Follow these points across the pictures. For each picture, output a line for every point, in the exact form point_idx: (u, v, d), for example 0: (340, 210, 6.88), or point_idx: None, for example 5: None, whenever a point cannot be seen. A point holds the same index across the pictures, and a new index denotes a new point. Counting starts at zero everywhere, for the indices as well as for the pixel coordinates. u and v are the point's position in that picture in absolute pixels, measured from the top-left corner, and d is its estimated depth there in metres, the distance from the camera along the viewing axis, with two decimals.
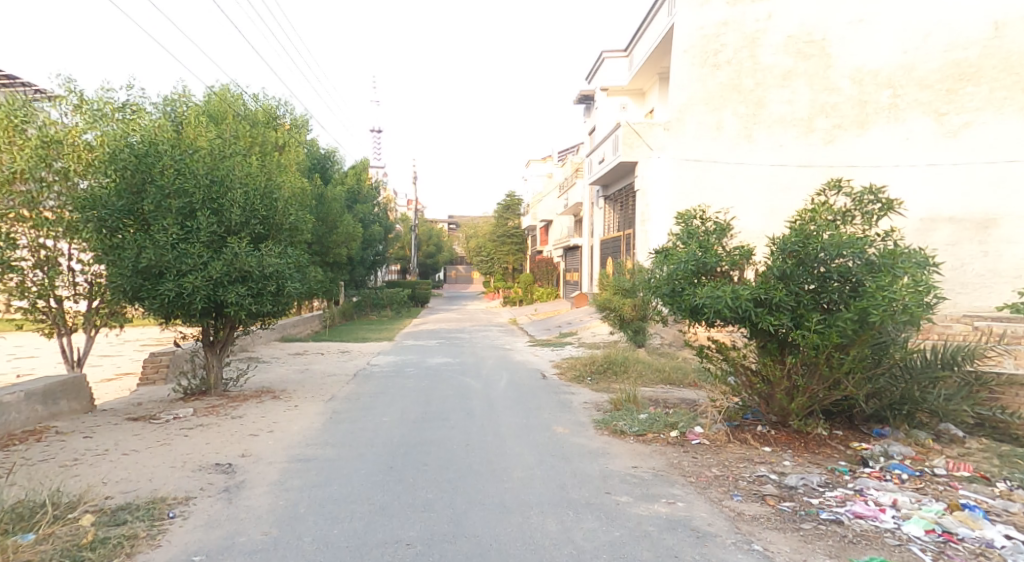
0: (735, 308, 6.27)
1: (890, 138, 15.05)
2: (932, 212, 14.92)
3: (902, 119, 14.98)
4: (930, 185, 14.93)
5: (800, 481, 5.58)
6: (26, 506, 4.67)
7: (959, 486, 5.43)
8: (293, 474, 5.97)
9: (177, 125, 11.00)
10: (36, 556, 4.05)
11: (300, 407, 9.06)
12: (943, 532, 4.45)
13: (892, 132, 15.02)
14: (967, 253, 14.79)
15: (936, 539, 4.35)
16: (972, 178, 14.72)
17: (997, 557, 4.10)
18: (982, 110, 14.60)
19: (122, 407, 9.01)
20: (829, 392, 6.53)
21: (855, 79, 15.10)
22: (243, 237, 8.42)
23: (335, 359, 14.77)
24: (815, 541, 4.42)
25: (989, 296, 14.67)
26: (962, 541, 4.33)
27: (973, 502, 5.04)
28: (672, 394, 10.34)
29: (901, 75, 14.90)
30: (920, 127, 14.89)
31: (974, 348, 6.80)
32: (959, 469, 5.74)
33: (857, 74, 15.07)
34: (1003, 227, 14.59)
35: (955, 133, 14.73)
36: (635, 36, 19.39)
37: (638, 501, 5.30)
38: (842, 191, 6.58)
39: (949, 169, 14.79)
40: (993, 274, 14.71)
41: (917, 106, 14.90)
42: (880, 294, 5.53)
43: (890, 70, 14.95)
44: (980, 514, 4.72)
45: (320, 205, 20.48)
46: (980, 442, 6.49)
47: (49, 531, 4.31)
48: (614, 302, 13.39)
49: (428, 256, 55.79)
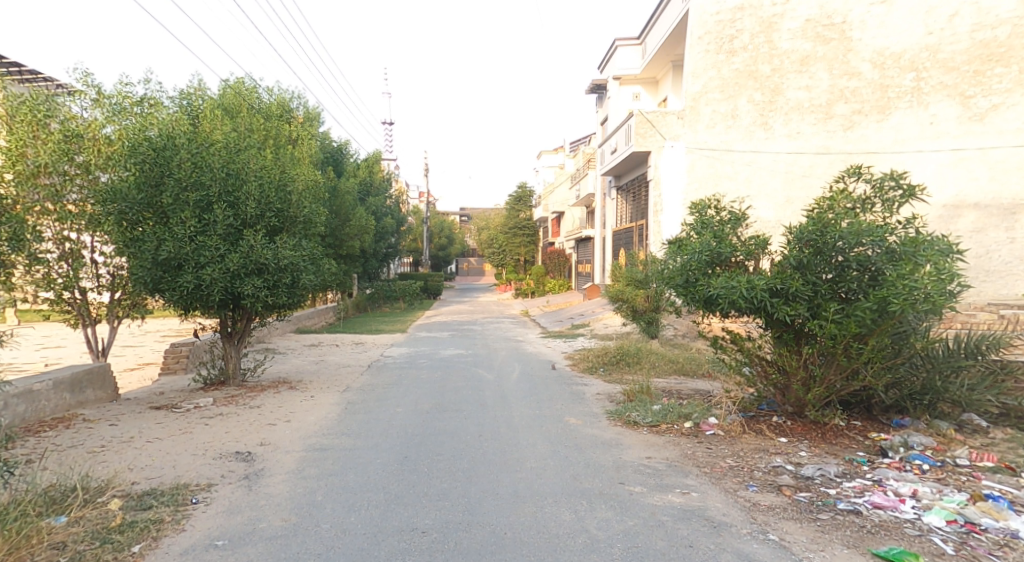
0: (750, 299, 6.24)
1: (913, 123, 14.85)
2: (956, 198, 14.74)
3: (926, 103, 14.74)
4: (955, 171, 14.73)
5: (816, 472, 5.55)
6: (57, 490, 4.76)
7: (983, 477, 5.37)
8: (310, 462, 6.04)
9: (193, 118, 11.06)
10: (68, 538, 4.14)
11: (316, 397, 9.14)
12: (965, 523, 4.41)
13: (915, 117, 14.82)
14: (993, 240, 14.58)
15: (957, 530, 4.31)
16: (999, 163, 14.50)
17: (1021, 548, 4.05)
18: (1010, 92, 14.34)
19: (145, 396, 9.14)
20: (847, 382, 6.47)
21: (876, 63, 14.85)
22: (259, 229, 8.49)
23: (350, 351, 14.92)
24: (833, 531, 4.40)
25: (1017, 283, 14.44)
26: (986, 532, 4.29)
27: (997, 493, 4.98)
28: (685, 385, 10.32)
29: (926, 57, 14.64)
30: (945, 110, 14.64)
31: (998, 337, 6.72)
32: (982, 459, 5.67)
33: (878, 57, 14.82)
34: None
35: (982, 117, 14.49)
36: (647, 24, 19.16)
37: (652, 491, 5.29)
38: (862, 178, 6.48)
39: (975, 154, 14.57)
40: (1020, 261, 14.49)
41: (940, 90, 14.65)
42: (901, 282, 5.45)
43: (914, 53, 14.68)
44: (1005, 505, 4.66)
45: (333, 198, 20.60)
46: (1005, 433, 6.42)
47: (80, 514, 4.40)
48: (626, 293, 13.32)
49: (440, 248, 55.94)
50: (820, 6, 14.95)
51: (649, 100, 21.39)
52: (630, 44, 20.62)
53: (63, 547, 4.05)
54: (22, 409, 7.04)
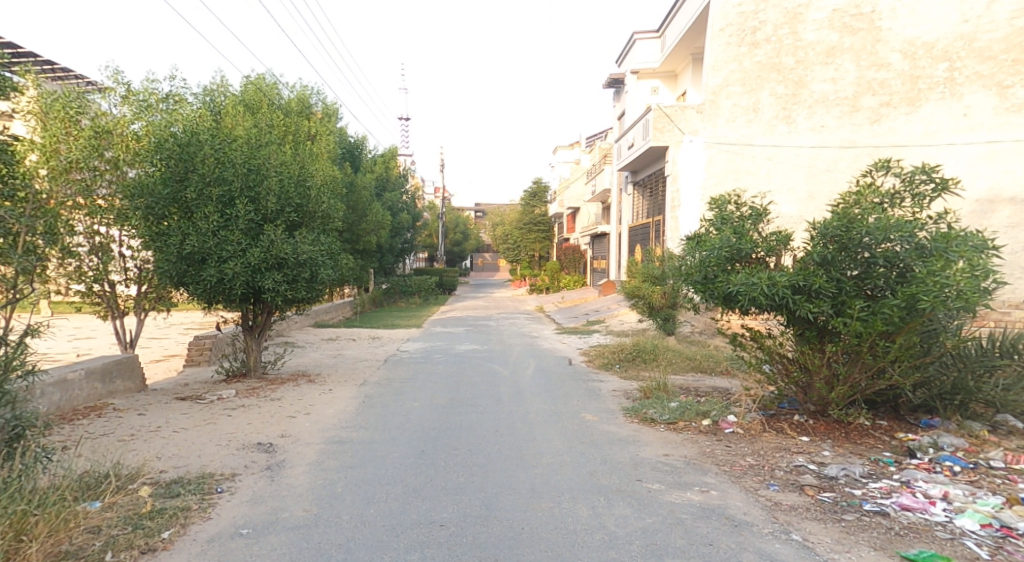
0: (771, 296, 6.16)
1: (945, 114, 14.51)
2: (989, 193, 14.42)
3: (959, 94, 14.38)
4: (989, 164, 14.40)
5: (841, 472, 5.45)
6: (92, 476, 4.82)
7: (1018, 480, 5.22)
8: (329, 454, 6.05)
9: (216, 115, 11.14)
10: (102, 522, 4.19)
11: (334, 391, 9.18)
12: (1000, 527, 4.29)
13: (947, 109, 14.47)
14: None
15: (993, 534, 4.19)
16: None
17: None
18: None
19: (170, 388, 9.23)
20: (872, 381, 6.33)
21: (906, 54, 14.56)
22: (280, 224, 8.52)
23: (366, 345, 14.96)
24: (859, 532, 4.31)
25: None
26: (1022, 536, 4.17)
27: None
28: (703, 382, 10.22)
29: (960, 47, 14.29)
30: (980, 101, 14.29)
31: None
32: (1018, 462, 5.53)
33: (909, 47, 14.51)
34: None
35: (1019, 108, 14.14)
36: (667, 17, 18.96)
37: (671, 489, 5.23)
38: (891, 172, 6.34)
39: (1011, 146, 14.23)
40: None
41: (975, 80, 14.28)
42: (932, 279, 5.32)
43: (947, 42, 14.34)
44: None
45: (351, 193, 20.68)
46: None
47: (114, 500, 4.43)
48: (643, 289, 13.18)
49: (455, 244, 56.05)
50: None
51: (668, 94, 21.18)
52: (649, 37, 20.48)
53: (98, 531, 4.11)
54: (57, 397, 7.14)
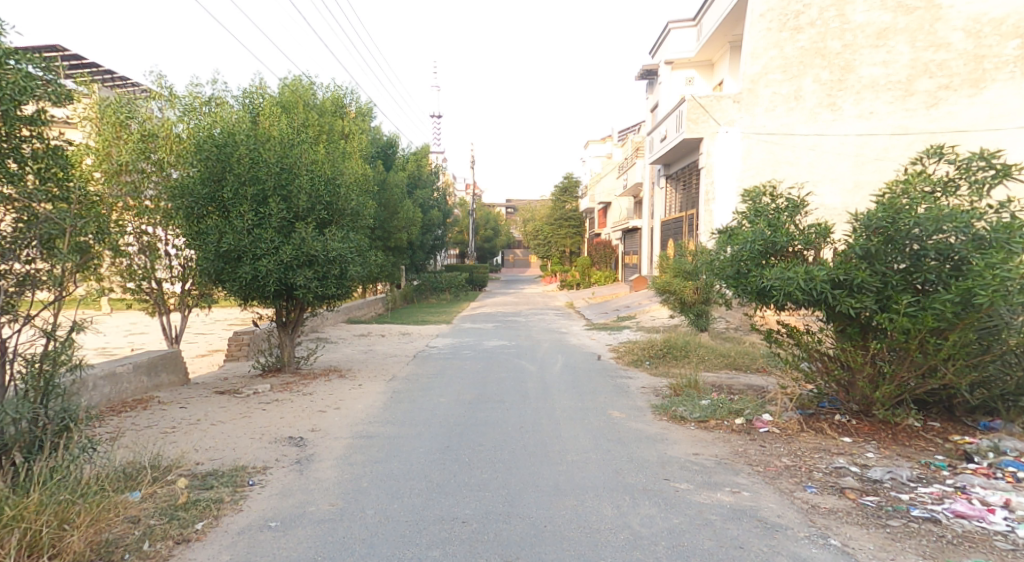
0: (809, 290, 5.90)
1: (1013, 94, 14.00)
2: None
3: None
4: None
5: (886, 475, 5.17)
6: (133, 467, 4.85)
7: None
8: (357, 449, 6.00)
9: (255, 118, 11.17)
10: (139, 513, 4.19)
11: (363, 385, 9.17)
12: None
13: (1016, 89, 13.97)
14: None
15: None
16: None
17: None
18: None
19: (211, 381, 9.33)
20: (923, 380, 5.98)
21: (969, 32, 13.94)
22: (311, 222, 8.51)
23: (397, 340, 15.00)
24: (905, 539, 4.06)
25: None
26: None
27: None
28: (737, 379, 9.94)
29: None
30: None
31: None
32: None
33: (973, 25, 13.90)
34: None
35: None
36: (703, 5, 18.53)
37: (699, 489, 5.03)
38: (944, 159, 5.99)
39: None
40: None
41: None
42: (989, 273, 4.99)
43: (1016, 18, 13.84)
44: None
45: (383, 191, 20.78)
46: None
47: (152, 491, 4.44)
48: (674, 284, 12.88)
49: (486, 240, 56.07)
50: None
51: (704, 84, 20.70)
52: (684, 26, 19.99)
53: (136, 521, 4.09)
54: (106, 390, 7.27)
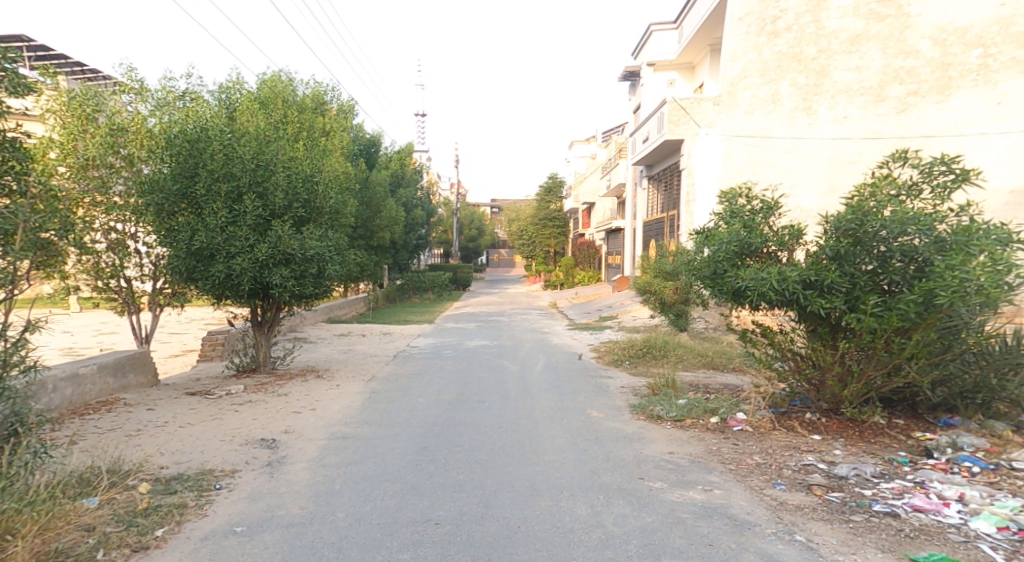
0: (781, 291, 6.01)
1: (979, 102, 14.12)
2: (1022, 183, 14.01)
3: (994, 81, 14.01)
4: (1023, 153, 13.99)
5: (851, 471, 5.29)
6: (90, 472, 4.80)
7: None
8: (331, 450, 5.99)
9: (231, 115, 11.03)
10: (95, 519, 4.14)
11: (341, 386, 9.14)
12: (1017, 530, 4.11)
13: (981, 97, 14.10)
14: None
15: (1008, 537, 4.02)
16: None
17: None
18: None
19: (182, 382, 9.24)
20: (888, 379, 6.13)
21: (936, 40, 14.20)
22: (287, 220, 8.45)
23: (378, 340, 14.95)
24: (866, 534, 4.16)
25: None
26: None
27: None
28: (714, 379, 10.08)
29: (995, 31, 13.92)
30: (1014, 88, 13.95)
31: None
32: None
33: (940, 33, 14.16)
34: None
35: None
36: (684, 8, 18.72)
37: (673, 487, 5.10)
38: (908, 163, 6.13)
39: None
40: None
41: (1011, 66, 13.91)
42: (949, 274, 5.13)
43: (983, 27, 13.97)
44: None
45: (365, 189, 20.70)
46: None
47: (109, 497, 4.41)
48: (655, 284, 13.00)
49: (471, 240, 56.07)
50: None
51: (684, 86, 20.89)
52: (667, 28, 20.26)
53: (92, 529, 4.04)
54: (68, 392, 7.16)
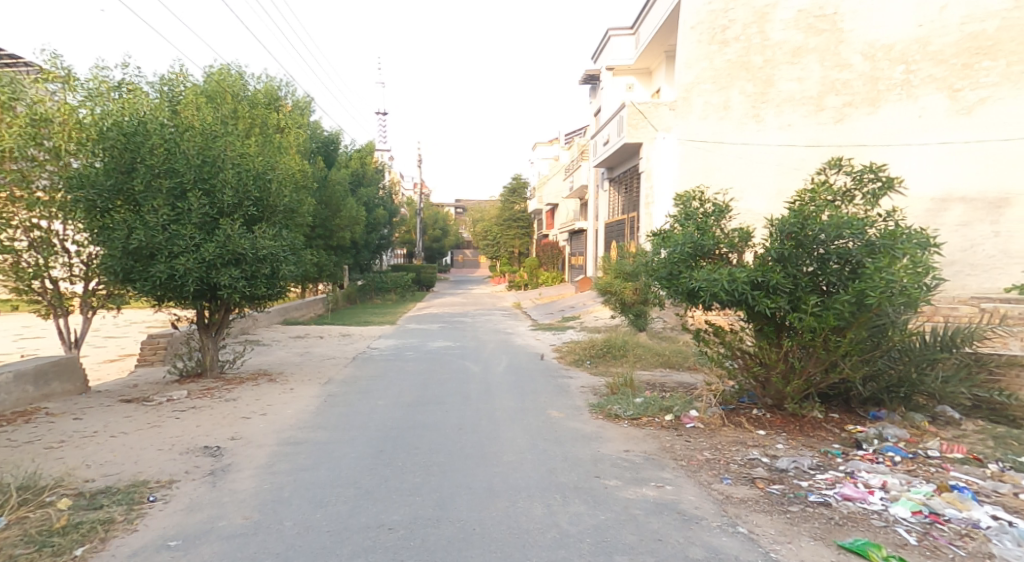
0: (731, 291, 6.22)
1: (904, 115, 14.75)
2: (943, 192, 14.63)
3: (915, 96, 14.65)
4: (944, 163, 14.61)
5: (791, 464, 5.54)
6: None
7: (951, 468, 5.40)
8: (281, 456, 5.97)
9: (172, 106, 10.66)
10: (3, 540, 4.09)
11: (295, 389, 9.08)
12: (929, 513, 4.41)
13: (905, 110, 14.72)
14: (978, 234, 14.44)
15: (921, 520, 4.31)
16: (987, 157, 14.38)
17: (984, 537, 4.06)
18: (998, 85, 14.19)
19: (117, 389, 9.03)
20: (826, 375, 6.46)
21: (867, 55, 14.79)
22: (236, 219, 8.37)
23: (336, 342, 14.83)
24: (801, 523, 4.40)
25: (1001, 278, 14.27)
26: (948, 522, 4.30)
27: (962, 484, 5.00)
28: (670, 377, 10.36)
29: (916, 49, 14.55)
30: (934, 103, 14.54)
31: (974, 330, 6.76)
32: (952, 451, 5.72)
33: (869, 49, 14.76)
34: (1017, 207, 14.24)
35: (970, 110, 14.37)
36: (641, 13, 19.06)
37: (627, 485, 5.27)
38: (842, 170, 6.45)
39: (963, 147, 14.45)
40: (1005, 255, 14.30)
41: (929, 82, 14.54)
42: (878, 276, 5.44)
43: (905, 45, 14.60)
44: (969, 495, 4.69)
45: (323, 188, 20.48)
46: (977, 424, 6.53)
47: (19, 516, 4.37)
48: (615, 285, 13.25)
49: (434, 240, 55.88)
50: None
51: (643, 91, 21.28)
52: (624, 34, 20.68)
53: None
54: None
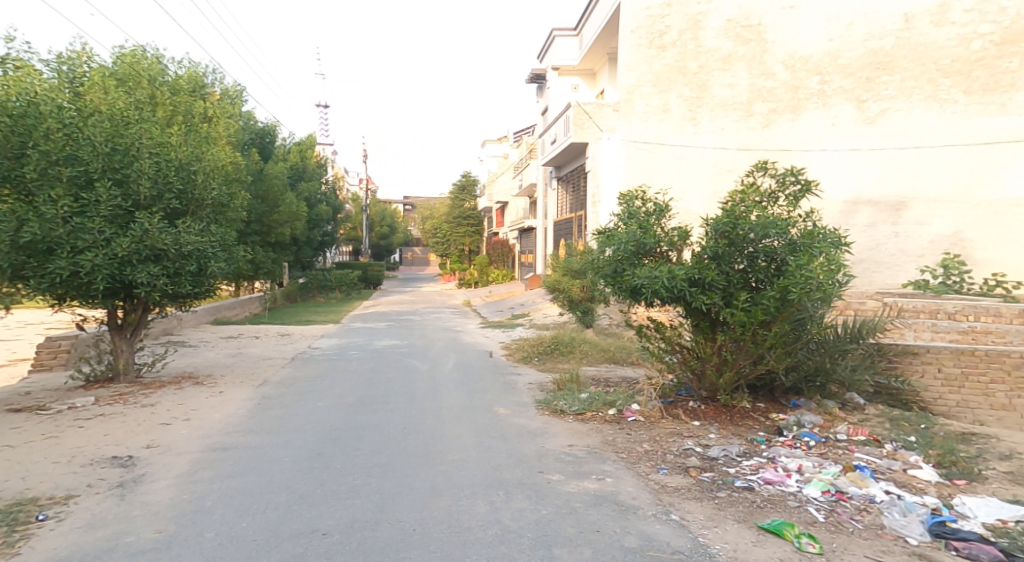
0: (671, 288, 6.43)
1: (820, 123, 15.47)
2: (853, 195, 15.41)
3: (829, 105, 15.38)
4: (854, 169, 15.39)
5: (721, 452, 5.83)
6: None
7: (855, 448, 5.83)
8: (202, 465, 5.82)
9: (73, 90, 9.79)
10: None
11: (225, 392, 8.88)
12: (836, 492, 4.77)
13: (821, 118, 15.44)
14: (883, 234, 15.20)
15: (829, 499, 4.66)
16: (887, 163, 15.21)
17: (878, 510, 4.44)
18: (896, 98, 15.04)
19: (8, 397, 8.57)
20: (754, 367, 6.82)
21: (788, 65, 15.47)
22: (155, 212, 8.12)
23: (273, 342, 14.53)
24: (728, 508, 4.65)
25: (899, 274, 15.10)
26: (851, 499, 4.67)
27: (862, 462, 5.44)
28: (614, 372, 10.65)
29: (828, 62, 15.29)
30: (845, 113, 15.32)
31: (876, 324, 7.43)
32: (856, 434, 6.15)
33: (789, 59, 15.44)
34: (913, 209, 15.04)
35: (873, 120, 15.21)
36: (584, 15, 19.35)
37: (570, 479, 5.42)
38: (768, 173, 6.79)
39: (870, 154, 15.25)
40: (903, 253, 15.12)
41: (840, 93, 15.32)
42: (799, 272, 5.82)
43: (819, 57, 15.32)
44: (868, 474, 5.09)
45: (259, 182, 19.99)
46: (877, 409, 7.11)
47: None
48: (564, 283, 13.47)
49: (381, 237, 55.23)
50: (739, 9, 15.53)
51: (588, 92, 21.65)
52: (567, 35, 21.20)
53: None
54: None
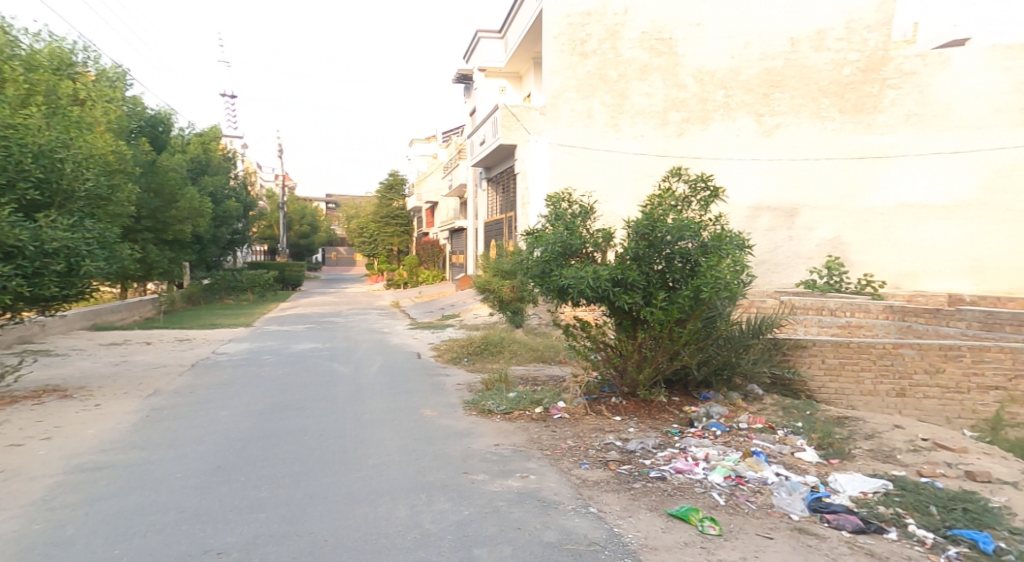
0: (596, 288, 6.65)
1: (726, 134, 16.47)
2: (756, 201, 16.53)
3: (733, 117, 16.43)
4: (756, 177, 16.54)
5: (638, 445, 6.11)
6: None
7: (754, 436, 6.28)
8: (65, 489, 5.38)
9: None
10: None
11: (101, 407, 8.39)
12: (736, 477, 5.13)
13: (727, 129, 16.45)
14: (778, 238, 16.48)
15: (730, 484, 5.00)
16: (784, 173, 16.48)
17: (769, 491, 4.83)
18: (788, 114, 16.38)
19: None
20: (671, 363, 7.17)
21: (698, 79, 16.33)
22: (6, 205, 7.36)
23: (170, 349, 13.81)
24: (641, 498, 4.90)
25: (791, 275, 16.52)
26: (748, 482, 5.05)
27: (758, 447, 5.86)
28: (542, 371, 10.91)
29: (730, 77, 16.31)
30: (746, 126, 16.43)
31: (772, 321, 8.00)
32: (755, 421, 6.61)
33: (698, 73, 16.30)
34: (804, 215, 16.47)
35: (770, 133, 16.44)
36: (509, 17, 19.49)
37: (494, 478, 5.54)
38: (681, 178, 7.14)
39: (769, 164, 16.47)
40: (796, 256, 16.52)
41: (742, 107, 16.40)
42: (710, 272, 6.20)
43: (723, 72, 16.31)
44: (763, 458, 5.49)
45: (152, 174, 18.89)
46: (773, 398, 7.66)
47: None
48: (494, 284, 13.60)
49: (302, 236, 53.61)
50: (652, 22, 16.16)
51: (515, 94, 21.89)
52: (491, 36, 21.17)
53: None
54: None
